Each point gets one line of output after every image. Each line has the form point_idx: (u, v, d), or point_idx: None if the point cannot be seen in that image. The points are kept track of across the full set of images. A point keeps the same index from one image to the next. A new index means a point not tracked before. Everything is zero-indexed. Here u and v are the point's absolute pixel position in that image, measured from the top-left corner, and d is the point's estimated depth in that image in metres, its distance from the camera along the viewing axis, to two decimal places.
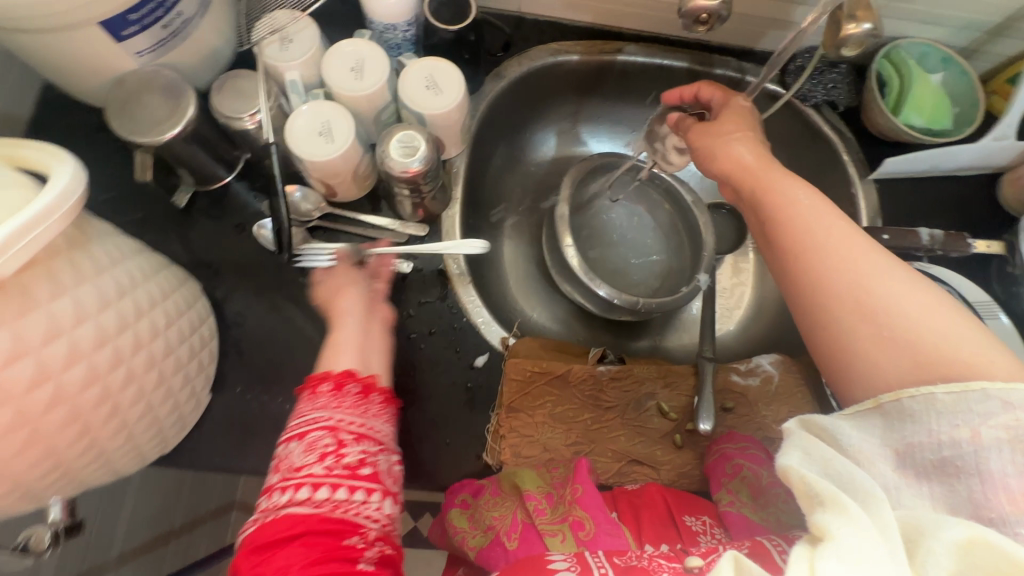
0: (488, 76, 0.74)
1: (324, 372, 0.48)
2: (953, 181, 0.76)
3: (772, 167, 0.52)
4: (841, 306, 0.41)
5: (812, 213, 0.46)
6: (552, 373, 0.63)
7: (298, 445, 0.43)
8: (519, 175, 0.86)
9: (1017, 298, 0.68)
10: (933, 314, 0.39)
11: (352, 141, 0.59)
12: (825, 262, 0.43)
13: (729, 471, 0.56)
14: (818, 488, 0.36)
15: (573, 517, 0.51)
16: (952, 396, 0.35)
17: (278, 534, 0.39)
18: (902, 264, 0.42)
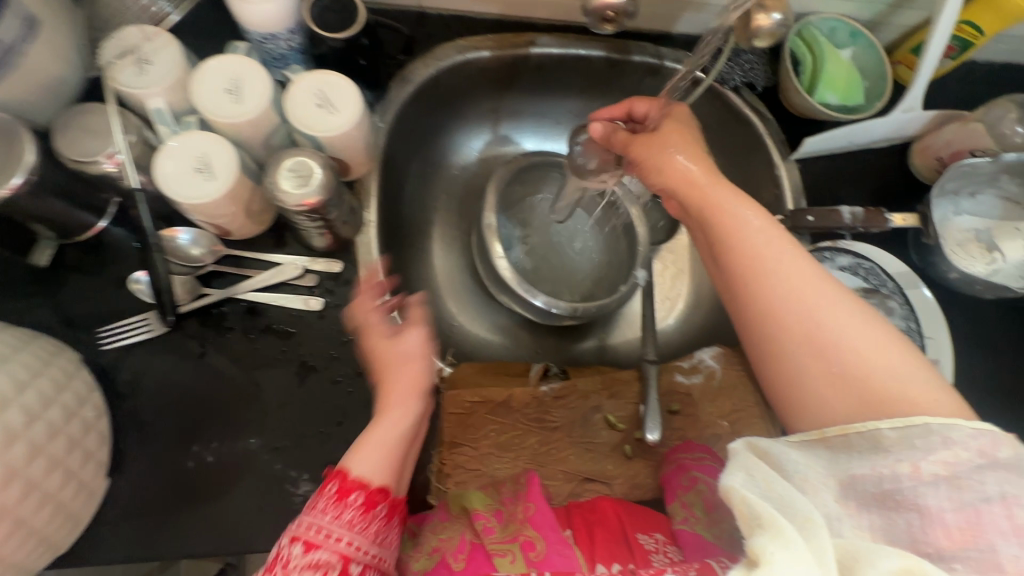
0: (393, 81, 0.68)
1: (360, 483, 0.43)
2: (868, 153, 0.77)
3: (720, 181, 0.51)
4: (795, 339, 0.43)
5: (766, 238, 0.46)
6: (492, 401, 0.60)
7: (302, 558, 0.40)
8: (443, 181, 0.81)
9: (934, 266, 0.70)
10: (881, 350, 0.41)
11: (236, 175, 0.52)
12: (779, 295, 0.44)
13: (684, 484, 0.55)
14: (756, 508, 0.36)
15: (523, 536, 0.47)
16: (898, 432, 0.38)
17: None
18: (849, 295, 0.44)
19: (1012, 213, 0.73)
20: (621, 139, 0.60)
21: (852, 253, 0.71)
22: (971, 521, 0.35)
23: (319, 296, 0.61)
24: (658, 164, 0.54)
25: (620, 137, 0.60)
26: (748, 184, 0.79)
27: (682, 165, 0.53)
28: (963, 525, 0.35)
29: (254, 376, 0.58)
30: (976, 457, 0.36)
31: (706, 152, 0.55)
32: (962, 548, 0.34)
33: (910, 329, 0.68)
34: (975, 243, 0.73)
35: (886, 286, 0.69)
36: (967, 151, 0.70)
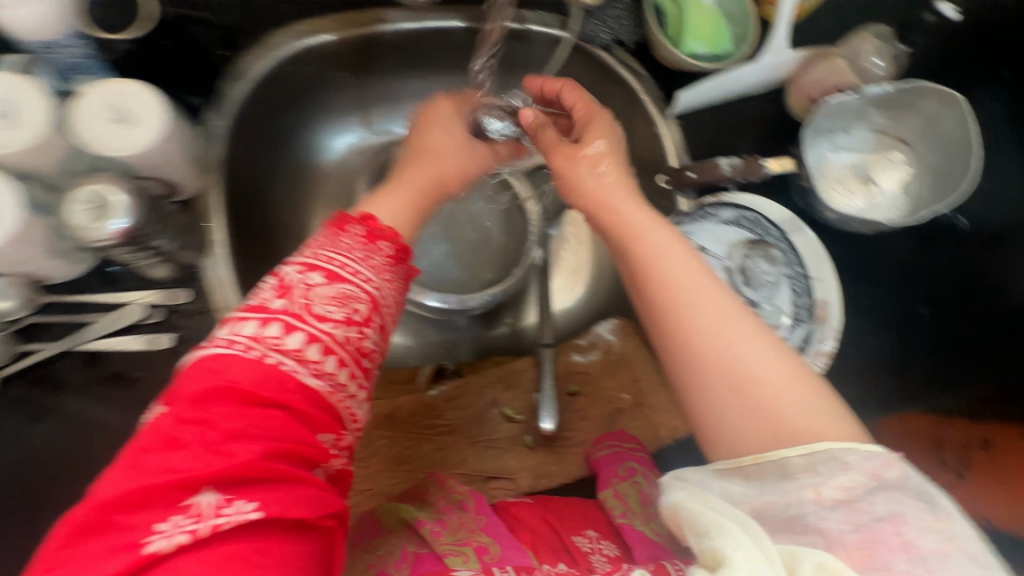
0: (223, 79, 0.60)
1: (390, 233, 0.47)
2: (749, 99, 0.75)
3: (639, 209, 0.51)
4: (714, 368, 0.42)
5: (682, 267, 0.46)
6: (378, 415, 0.58)
7: (330, 292, 0.41)
8: (317, 181, 0.74)
9: (813, 208, 0.71)
10: (789, 381, 0.41)
11: (21, 215, 0.45)
12: (695, 324, 0.43)
13: (621, 473, 0.55)
14: (704, 519, 0.39)
15: (475, 541, 0.47)
16: (803, 458, 0.38)
17: (256, 389, 0.37)
18: (761, 325, 0.43)
19: (885, 145, 0.73)
20: (547, 139, 0.58)
21: (734, 206, 0.71)
22: (867, 542, 0.36)
23: (167, 332, 0.55)
24: (582, 181, 0.54)
25: (547, 136, 0.58)
26: (632, 145, 0.77)
27: (605, 191, 0.52)
28: (859, 546, 0.36)
29: (102, 430, 0.52)
30: (870, 479, 0.37)
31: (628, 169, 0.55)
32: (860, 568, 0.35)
33: (796, 274, 0.69)
34: (853, 178, 0.73)
35: (770, 235, 0.70)
36: (834, 89, 0.70)
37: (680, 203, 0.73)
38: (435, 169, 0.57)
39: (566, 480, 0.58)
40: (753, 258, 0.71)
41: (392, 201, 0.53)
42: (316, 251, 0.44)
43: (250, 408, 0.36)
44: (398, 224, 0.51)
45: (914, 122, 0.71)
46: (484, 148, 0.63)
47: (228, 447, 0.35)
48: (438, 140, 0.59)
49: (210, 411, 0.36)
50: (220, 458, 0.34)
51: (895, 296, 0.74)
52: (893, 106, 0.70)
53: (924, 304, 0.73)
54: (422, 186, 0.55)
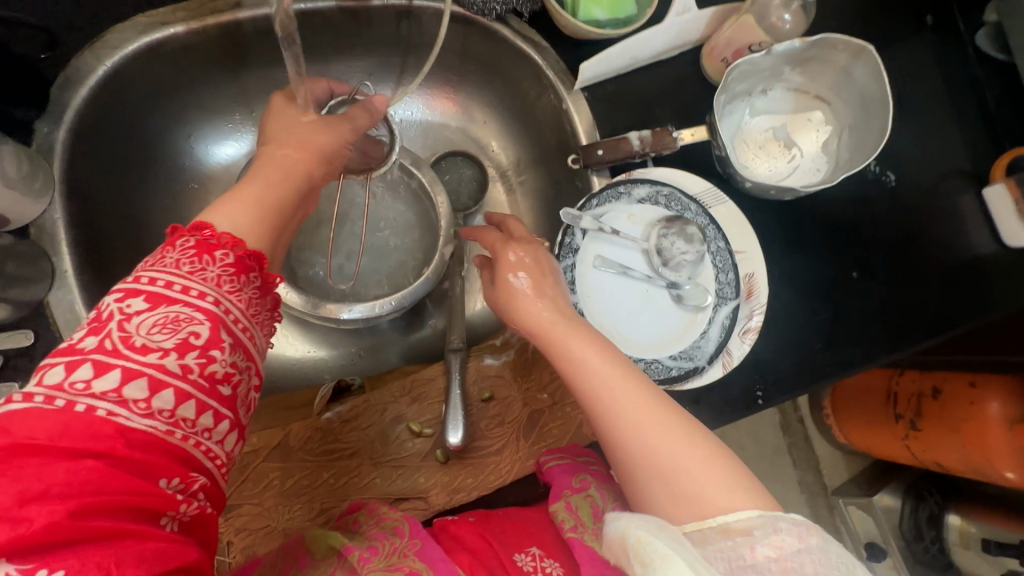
0: (54, 87, 0.53)
1: (228, 240, 0.39)
2: (661, 66, 0.70)
3: (564, 317, 0.49)
4: (646, 468, 0.40)
5: (604, 371, 0.44)
6: (267, 446, 0.53)
7: (153, 319, 0.35)
8: (203, 195, 0.68)
9: (731, 176, 0.66)
10: (713, 467, 0.39)
11: None
12: (621, 429, 0.42)
13: (575, 484, 0.50)
14: (650, 550, 0.34)
15: (407, 568, 0.42)
16: (741, 522, 0.36)
17: (60, 440, 0.31)
18: (684, 417, 0.42)
19: (804, 105, 0.70)
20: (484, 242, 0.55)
21: (648, 181, 0.66)
22: None
23: (11, 381, 0.48)
24: (506, 305, 0.51)
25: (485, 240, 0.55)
26: (538, 123, 0.74)
27: (530, 309, 0.49)
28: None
29: None
30: (797, 541, 0.34)
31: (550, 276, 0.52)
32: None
33: (718, 249, 0.65)
34: (774, 142, 0.70)
35: (690, 211, 0.66)
36: (746, 48, 0.65)
37: (595, 184, 0.68)
38: (296, 161, 0.49)
39: (483, 492, 0.55)
40: (668, 236, 0.64)
41: (241, 203, 0.44)
42: (138, 274, 0.37)
43: (53, 464, 0.30)
44: (249, 228, 0.42)
45: (828, 77, 0.68)
46: (344, 124, 0.53)
47: (26, 511, 0.29)
48: (291, 128, 0.51)
49: (2, 476, 0.30)
50: (11, 528, 0.29)
51: (825, 263, 0.70)
52: (805, 62, 0.67)
53: (854, 268, 0.70)
54: (279, 180, 0.47)
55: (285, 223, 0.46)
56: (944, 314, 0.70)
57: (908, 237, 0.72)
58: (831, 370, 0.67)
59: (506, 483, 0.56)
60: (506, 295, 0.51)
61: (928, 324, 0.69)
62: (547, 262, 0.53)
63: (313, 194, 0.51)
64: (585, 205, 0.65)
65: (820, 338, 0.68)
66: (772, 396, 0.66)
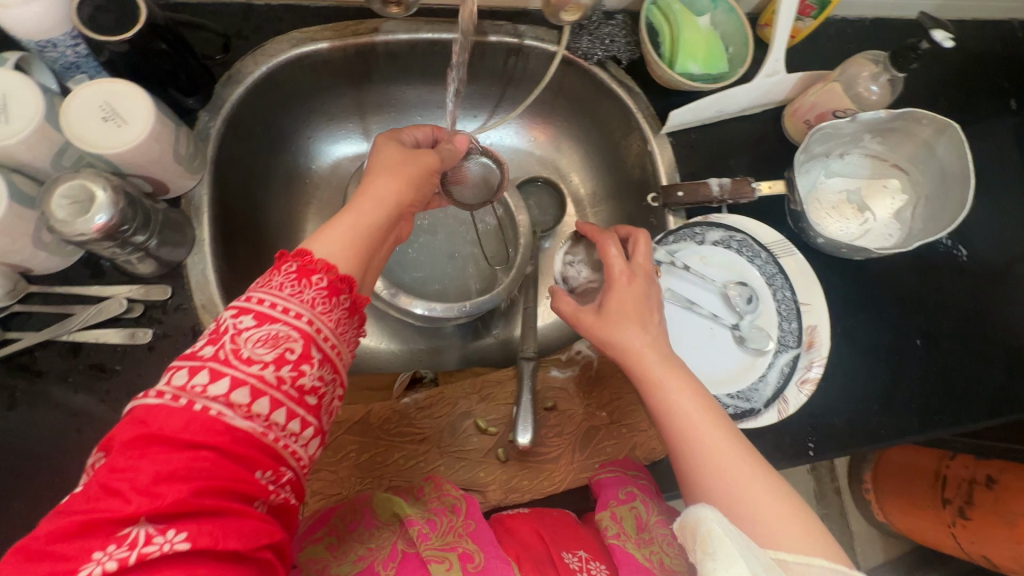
0: (219, 82, 0.63)
1: (324, 266, 0.42)
2: (741, 122, 0.75)
3: (665, 358, 0.50)
4: (725, 508, 0.43)
5: (693, 411, 0.47)
6: (348, 420, 0.57)
7: (255, 334, 0.37)
8: (311, 189, 0.78)
9: (804, 231, 0.69)
10: (788, 521, 0.41)
11: (5, 205, 0.45)
12: (708, 470, 0.44)
13: (621, 497, 0.53)
14: (718, 545, 0.37)
15: (461, 547, 0.45)
16: (802, 566, 0.39)
17: (182, 432, 0.33)
18: (768, 469, 0.44)
19: (881, 172, 0.73)
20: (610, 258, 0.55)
21: (723, 227, 0.69)
22: None
23: (144, 328, 0.55)
24: (601, 334, 0.53)
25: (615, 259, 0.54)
26: (621, 160, 0.79)
27: (631, 340, 0.51)
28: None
29: (78, 416, 0.53)
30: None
31: (651, 320, 0.52)
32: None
33: (785, 298, 0.68)
34: (847, 204, 0.72)
35: (759, 258, 0.68)
36: (830, 112, 0.69)
37: (671, 223, 0.71)
38: (391, 191, 0.52)
39: (538, 496, 0.58)
40: (574, 265, 0.64)
41: (342, 232, 0.47)
42: (248, 293, 0.40)
43: (177, 451, 0.33)
44: (346, 256, 0.45)
45: (908, 148, 0.71)
46: (433, 156, 0.58)
47: (158, 488, 0.32)
48: (391, 161, 0.54)
49: (140, 458, 0.32)
50: (146, 502, 0.31)
51: (889, 326, 0.71)
52: (887, 133, 0.70)
53: (919, 335, 0.71)
54: (375, 209, 0.49)
55: (375, 247, 0.49)
56: (1005, 394, 0.70)
57: (977, 312, 0.72)
58: (888, 432, 0.68)
59: (559, 491, 0.58)
60: (611, 325, 0.52)
61: (989, 402, 0.69)
62: (648, 302, 0.53)
63: (403, 220, 0.54)
64: (662, 240, 0.69)
65: (879, 400, 0.69)
66: (822, 451, 0.67)
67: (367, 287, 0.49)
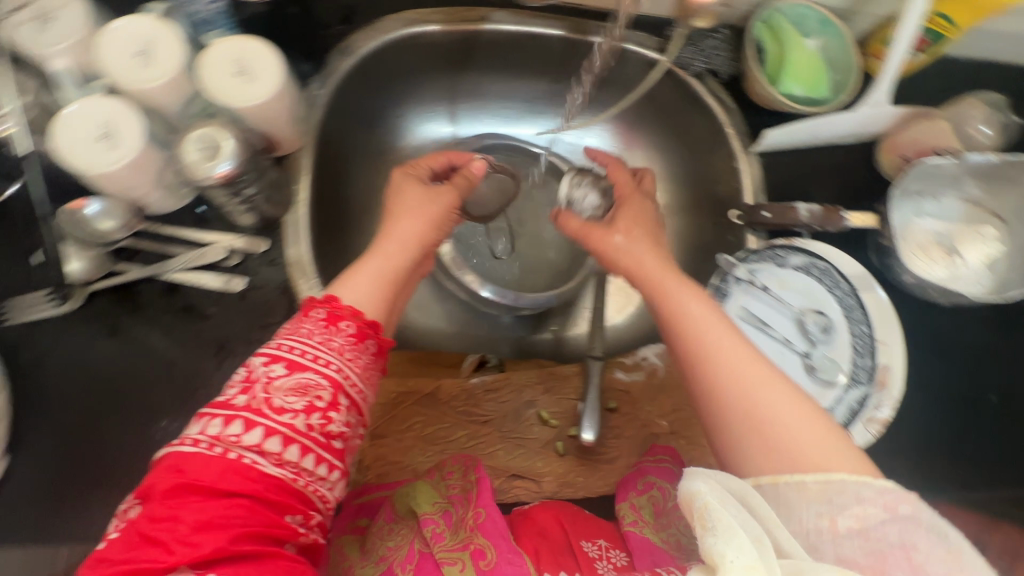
0: (332, 52, 0.65)
1: (351, 312, 0.46)
2: (834, 149, 0.74)
3: (675, 274, 0.56)
4: (737, 414, 0.46)
5: (704, 321, 0.51)
6: (417, 392, 0.58)
7: (286, 383, 0.41)
8: (392, 165, 0.77)
9: (889, 268, 0.68)
10: (802, 428, 0.44)
11: (142, 143, 0.49)
12: (721, 378, 0.48)
13: (639, 487, 0.55)
14: (716, 517, 0.36)
15: (474, 544, 0.47)
16: (819, 485, 0.40)
17: (218, 483, 0.37)
18: (784, 381, 0.47)
19: (976, 218, 0.70)
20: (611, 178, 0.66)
21: (806, 252, 0.68)
22: None
23: (239, 277, 0.58)
24: (598, 243, 0.62)
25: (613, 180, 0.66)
26: (705, 174, 0.78)
27: (632, 248, 0.59)
28: (873, 567, 0.37)
29: (170, 351, 0.56)
30: (882, 511, 0.38)
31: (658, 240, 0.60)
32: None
33: (860, 332, 0.65)
34: (936, 246, 0.70)
35: (838, 289, 0.67)
36: (931, 150, 0.67)
37: (750, 242, 0.72)
38: (412, 234, 0.56)
39: (591, 493, 0.58)
40: (581, 189, 0.67)
41: (364, 281, 0.51)
42: (279, 341, 0.44)
43: (214, 500, 0.37)
44: (370, 303, 0.49)
45: (1010, 198, 0.68)
46: (452, 195, 0.60)
47: (197, 537, 0.36)
48: (419, 202, 0.58)
49: (180, 507, 0.37)
50: (187, 551, 0.35)
51: (966, 378, 0.69)
52: (990, 178, 0.68)
53: (997, 392, 0.68)
54: (401, 253, 0.54)
55: (398, 292, 0.53)
56: None
57: None
58: (954, 487, 0.65)
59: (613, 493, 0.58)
60: (607, 234, 0.61)
61: None
62: (649, 216, 0.62)
63: (426, 256, 0.58)
64: (743, 257, 0.70)
65: (947, 452, 0.66)
66: None
67: (391, 330, 0.52)
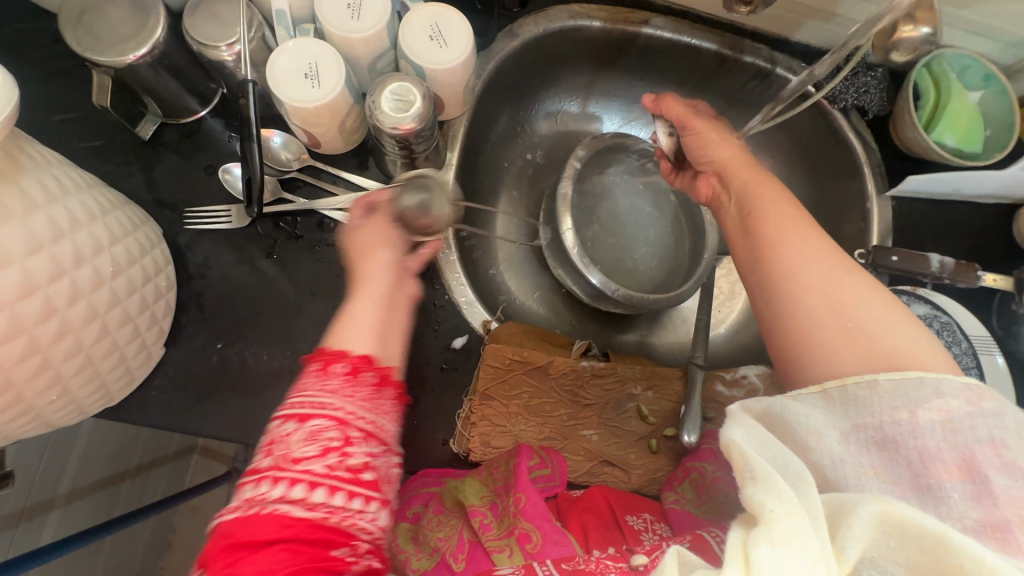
0: (501, 33, 0.68)
1: (341, 353, 0.40)
2: (970, 207, 0.72)
3: (761, 174, 0.54)
4: (811, 296, 0.42)
5: (785, 213, 0.48)
6: (533, 364, 0.60)
7: (298, 430, 0.37)
8: (522, 149, 0.81)
9: (1015, 336, 0.66)
10: (885, 316, 0.40)
11: (341, 87, 0.53)
12: (798, 261, 0.44)
13: (680, 475, 0.56)
14: (754, 466, 0.34)
15: (518, 529, 0.48)
16: (892, 382, 0.36)
17: (259, 535, 0.34)
18: (867, 275, 0.43)
19: None
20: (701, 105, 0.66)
21: (930, 303, 0.66)
22: None
23: None
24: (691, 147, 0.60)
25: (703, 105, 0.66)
26: (830, 209, 0.77)
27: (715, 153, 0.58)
28: (960, 463, 0.33)
29: (314, 282, 0.60)
30: (967, 404, 0.34)
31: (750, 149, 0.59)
32: (961, 481, 0.33)
33: None
34: None
35: (957, 346, 0.64)
36: None
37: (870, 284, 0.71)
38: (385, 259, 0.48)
39: None
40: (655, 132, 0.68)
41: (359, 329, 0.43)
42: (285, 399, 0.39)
43: (259, 554, 0.34)
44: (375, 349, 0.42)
45: None
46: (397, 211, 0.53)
47: None
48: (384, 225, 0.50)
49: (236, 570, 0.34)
50: None
51: None
52: None
53: None
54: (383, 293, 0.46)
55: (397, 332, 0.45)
56: None
57: None
58: None
59: None
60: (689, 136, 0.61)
61: None
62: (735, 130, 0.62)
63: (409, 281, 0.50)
64: None
65: None
66: None
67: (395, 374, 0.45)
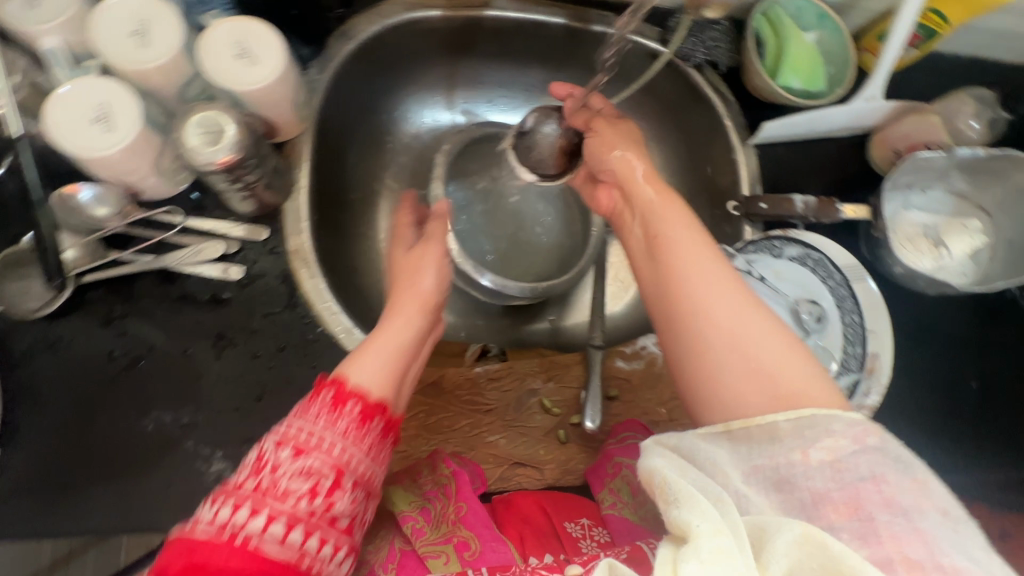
0: (332, 38, 0.64)
1: (358, 391, 0.44)
2: (829, 142, 0.75)
3: (669, 194, 0.53)
4: (717, 333, 0.42)
5: (688, 238, 0.47)
6: (425, 381, 0.59)
7: (291, 463, 0.39)
8: (392, 153, 0.77)
9: (880, 259, 0.70)
10: (784, 355, 0.40)
11: (139, 128, 0.47)
12: (702, 294, 0.43)
13: (610, 471, 0.55)
14: (678, 489, 0.36)
15: (456, 538, 0.48)
16: (791, 423, 0.37)
17: (228, 563, 0.35)
18: (766, 306, 0.43)
19: (963, 210, 0.72)
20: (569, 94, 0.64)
21: (801, 243, 0.69)
22: None
23: (239, 265, 0.57)
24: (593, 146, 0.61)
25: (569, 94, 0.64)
26: (704, 165, 0.78)
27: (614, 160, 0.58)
28: (847, 501, 0.34)
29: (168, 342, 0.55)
30: (853, 443, 0.35)
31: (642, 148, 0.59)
32: (849, 521, 0.33)
33: (852, 322, 0.66)
34: (924, 238, 0.71)
35: (832, 278, 0.68)
36: (923, 144, 0.68)
37: (747, 233, 0.73)
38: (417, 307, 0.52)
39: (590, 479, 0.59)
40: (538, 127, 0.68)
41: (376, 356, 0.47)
42: (285, 423, 0.42)
43: None
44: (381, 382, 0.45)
45: (996, 192, 0.70)
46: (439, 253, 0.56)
47: None
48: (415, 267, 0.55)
49: None
50: None
51: (951, 363, 0.70)
52: (977, 171, 0.69)
53: (975, 377, 0.70)
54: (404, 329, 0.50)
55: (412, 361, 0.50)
56: None
57: None
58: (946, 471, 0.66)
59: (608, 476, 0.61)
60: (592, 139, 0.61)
61: None
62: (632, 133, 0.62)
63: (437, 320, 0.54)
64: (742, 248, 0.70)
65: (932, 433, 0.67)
66: None
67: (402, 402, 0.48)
